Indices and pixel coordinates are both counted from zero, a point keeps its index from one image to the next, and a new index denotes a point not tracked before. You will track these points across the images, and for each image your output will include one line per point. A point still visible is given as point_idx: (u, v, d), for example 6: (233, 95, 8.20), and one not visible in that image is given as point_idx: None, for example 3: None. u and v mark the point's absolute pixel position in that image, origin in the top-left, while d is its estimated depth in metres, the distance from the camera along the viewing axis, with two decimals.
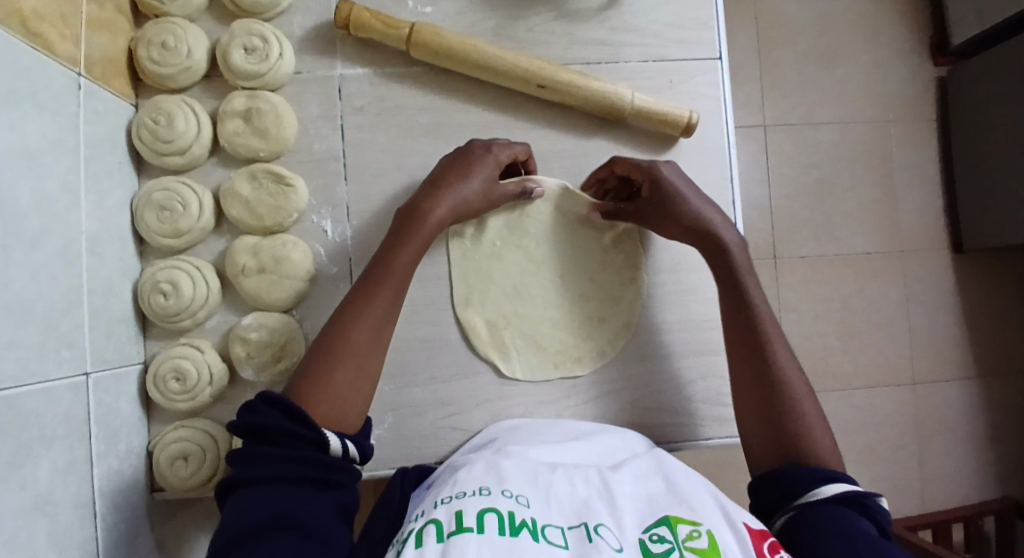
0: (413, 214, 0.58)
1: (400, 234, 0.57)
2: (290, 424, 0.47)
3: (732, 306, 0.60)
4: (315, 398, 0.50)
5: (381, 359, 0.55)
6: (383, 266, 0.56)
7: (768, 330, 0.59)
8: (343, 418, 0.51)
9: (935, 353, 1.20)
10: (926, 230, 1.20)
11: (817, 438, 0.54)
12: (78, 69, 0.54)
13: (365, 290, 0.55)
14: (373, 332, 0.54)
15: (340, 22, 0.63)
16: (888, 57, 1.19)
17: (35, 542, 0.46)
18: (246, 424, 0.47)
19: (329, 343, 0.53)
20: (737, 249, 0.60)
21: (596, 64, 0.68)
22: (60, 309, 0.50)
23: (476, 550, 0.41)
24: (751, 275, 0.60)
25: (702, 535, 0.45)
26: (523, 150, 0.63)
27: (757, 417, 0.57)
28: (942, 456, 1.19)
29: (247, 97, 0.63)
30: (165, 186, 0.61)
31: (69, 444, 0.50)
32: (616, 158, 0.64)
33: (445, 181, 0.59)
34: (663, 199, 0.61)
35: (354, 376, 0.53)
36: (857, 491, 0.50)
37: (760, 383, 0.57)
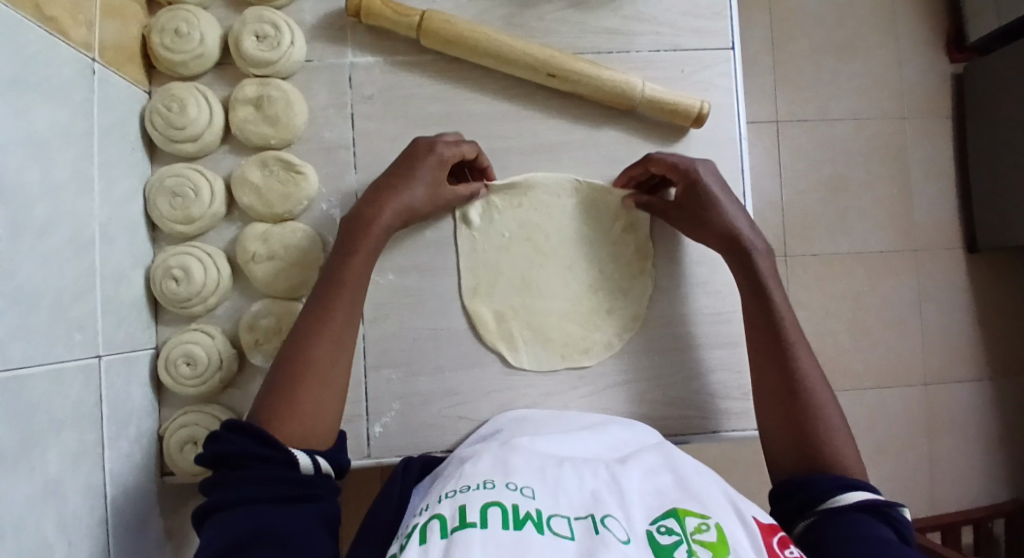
0: (359, 223, 0.58)
1: (349, 244, 0.58)
2: (256, 448, 0.48)
3: (757, 315, 0.60)
4: (282, 421, 0.51)
5: (345, 371, 0.56)
6: (341, 279, 0.57)
7: (792, 337, 0.59)
8: (309, 436, 0.52)
9: (949, 352, 1.18)
10: (941, 228, 1.19)
11: (841, 447, 0.54)
12: (91, 54, 0.55)
13: (323, 302, 0.56)
14: (335, 348, 0.55)
15: (350, 9, 0.63)
16: (905, 50, 1.18)
17: (45, 521, 0.46)
18: (213, 454, 0.48)
19: (290, 364, 0.54)
20: (762, 255, 0.61)
21: (607, 54, 0.67)
22: (71, 292, 0.51)
23: (479, 546, 0.41)
24: (776, 282, 0.60)
25: (710, 528, 0.45)
26: (472, 149, 0.63)
27: (780, 425, 0.57)
28: (954, 457, 1.18)
29: (258, 85, 0.63)
30: (177, 173, 0.62)
31: (80, 427, 0.51)
32: (651, 157, 0.64)
33: (388, 187, 0.59)
34: (699, 203, 0.61)
35: (318, 392, 0.53)
36: (878, 500, 0.49)
37: (784, 390, 0.57)
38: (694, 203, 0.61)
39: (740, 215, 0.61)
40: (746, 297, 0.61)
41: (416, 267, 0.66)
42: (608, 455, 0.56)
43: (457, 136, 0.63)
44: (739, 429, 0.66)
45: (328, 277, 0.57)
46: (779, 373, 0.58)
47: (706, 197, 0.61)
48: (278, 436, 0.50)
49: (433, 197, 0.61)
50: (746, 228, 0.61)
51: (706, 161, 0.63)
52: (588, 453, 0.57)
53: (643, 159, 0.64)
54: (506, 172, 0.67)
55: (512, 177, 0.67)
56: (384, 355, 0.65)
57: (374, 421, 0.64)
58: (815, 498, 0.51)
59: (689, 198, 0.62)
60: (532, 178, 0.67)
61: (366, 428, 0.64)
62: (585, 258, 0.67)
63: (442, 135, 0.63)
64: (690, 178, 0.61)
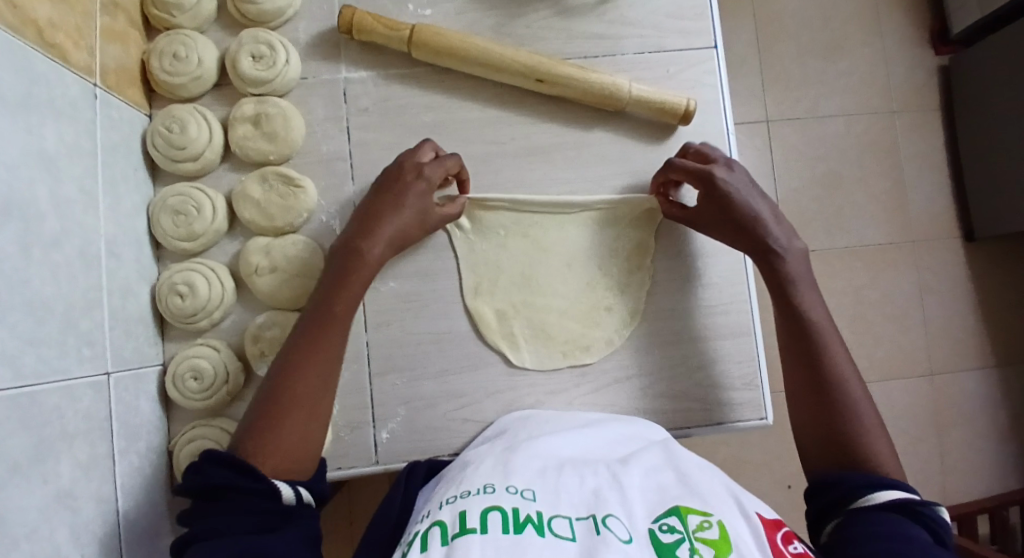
0: (349, 254, 0.59)
1: (338, 278, 0.58)
2: (239, 478, 0.48)
3: (787, 322, 0.60)
4: (266, 452, 0.51)
5: (330, 403, 0.56)
6: (326, 310, 0.57)
7: (824, 333, 0.59)
8: (291, 467, 0.52)
9: (952, 341, 1.18)
10: (935, 218, 1.19)
11: (874, 443, 0.55)
12: (93, 80, 0.56)
13: (312, 332, 0.56)
14: (320, 382, 0.55)
15: (343, 26, 0.65)
16: (889, 45, 1.20)
17: (58, 534, 0.47)
18: (196, 485, 0.48)
19: (274, 396, 0.54)
20: (792, 255, 0.61)
21: (595, 58, 0.69)
22: (79, 308, 0.52)
23: (479, 548, 0.42)
24: (808, 284, 0.61)
25: (712, 526, 0.45)
26: (455, 163, 0.64)
27: (815, 425, 0.57)
28: (964, 448, 1.18)
29: (256, 103, 0.65)
30: (180, 191, 0.63)
31: (90, 440, 0.52)
32: (671, 163, 0.64)
33: (376, 216, 0.60)
34: (720, 206, 0.62)
35: (303, 423, 0.54)
36: (914, 502, 0.49)
37: (814, 390, 0.58)
38: (716, 204, 0.62)
39: (763, 210, 0.62)
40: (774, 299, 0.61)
41: (417, 273, 0.67)
42: (610, 454, 0.57)
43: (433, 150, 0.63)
44: (747, 419, 0.66)
45: (314, 308, 0.58)
46: (806, 373, 0.59)
47: (728, 197, 0.61)
48: (256, 466, 0.50)
49: (417, 222, 0.62)
50: (772, 224, 0.61)
51: (729, 166, 0.63)
52: (591, 451, 0.58)
53: (664, 165, 0.65)
54: (501, 176, 0.68)
55: (502, 194, 0.68)
56: (389, 360, 0.66)
57: (380, 427, 0.65)
58: (848, 496, 0.51)
59: (710, 203, 0.63)
60: (528, 181, 0.68)
61: (374, 434, 0.65)
62: (583, 257, 0.68)
63: (417, 152, 0.63)
64: (710, 181, 0.62)
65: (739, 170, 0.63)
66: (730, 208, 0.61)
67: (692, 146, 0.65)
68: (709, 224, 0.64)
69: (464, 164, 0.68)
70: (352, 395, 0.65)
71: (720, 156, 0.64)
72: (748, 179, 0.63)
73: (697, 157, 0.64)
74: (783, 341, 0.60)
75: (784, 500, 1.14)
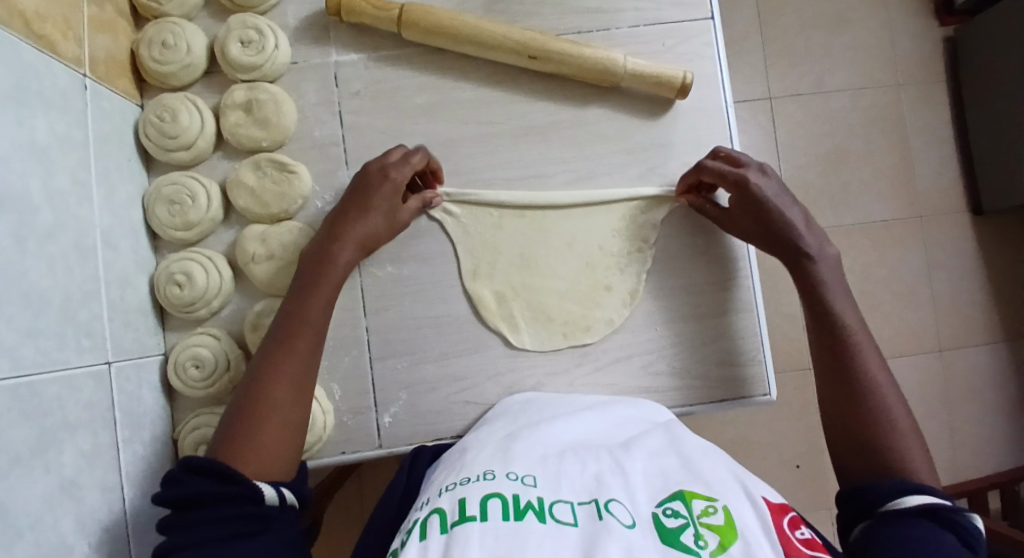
0: (318, 259, 0.60)
1: (309, 282, 0.59)
2: (218, 487, 0.48)
3: (817, 321, 0.60)
4: (244, 458, 0.51)
5: (306, 407, 0.57)
6: (296, 314, 0.58)
7: (859, 341, 0.59)
8: (272, 469, 0.53)
9: (960, 316, 1.17)
10: (943, 191, 1.18)
11: (910, 453, 0.54)
12: (83, 70, 0.56)
13: (283, 337, 0.57)
14: (294, 386, 0.56)
15: (331, 8, 0.65)
16: (892, 15, 1.17)
17: (63, 523, 0.47)
18: (171, 497, 0.48)
19: (247, 405, 0.54)
20: (821, 261, 0.61)
21: (590, 33, 0.68)
22: (77, 300, 0.52)
23: (479, 537, 0.42)
24: (843, 293, 0.61)
25: (718, 511, 0.45)
26: (423, 160, 0.63)
27: (845, 420, 0.57)
28: (974, 424, 1.17)
29: (247, 89, 0.65)
30: (174, 181, 0.63)
31: (93, 430, 0.52)
32: (703, 165, 0.63)
33: (343, 221, 0.61)
34: (754, 211, 0.61)
35: (281, 427, 0.54)
36: (944, 506, 0.49)
37: (849, 397, 0.57)
38: (751, 211, 0.61)
39: (798, 217, 0.61)
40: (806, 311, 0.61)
41: (414, 257, 0.67)
42: (612, 438, 0.57)
43: (403, 151, 0.63)
44: (751, 395, 0.66)
45: (286, 313, 0.58)
46: (846, 379, 0.58)
47: (763, 203, 0.61)
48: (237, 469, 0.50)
49: (387, 221, 0.62)
50: (804, 231, 0.61)
51: (764, 174, 0.62)
52: (594, 435, 0.57)
53: (695, 166, 0.64)
54: (497, 157, 0.67)
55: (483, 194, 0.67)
56: (389, 345, 0.66)
57: (382, 411, 0.65)
58: (878, 500, 0.51)
59: (746, 205, 0.62)
60: (524, 161, 0.67)
61: (376, 419, 0.65)
62: (582, 237, 0.67)
63: (389, 153, 0.62)
64: (745, 186, 0.61)
65: (774, 176, 0.63)
66: (766, 214, 0.61)
67: (722, 149, 0.64)
68: (741, 227, 0.63)
69: (459, 145, 0.67)
70: (352, 381, 0.65)
71: (754, 161, 0.63)
72: (783, 184, 0.63)
73: (728, 160, 0.64)
74: (818, 348, 0.60)
75: (793, 480, 1.14)
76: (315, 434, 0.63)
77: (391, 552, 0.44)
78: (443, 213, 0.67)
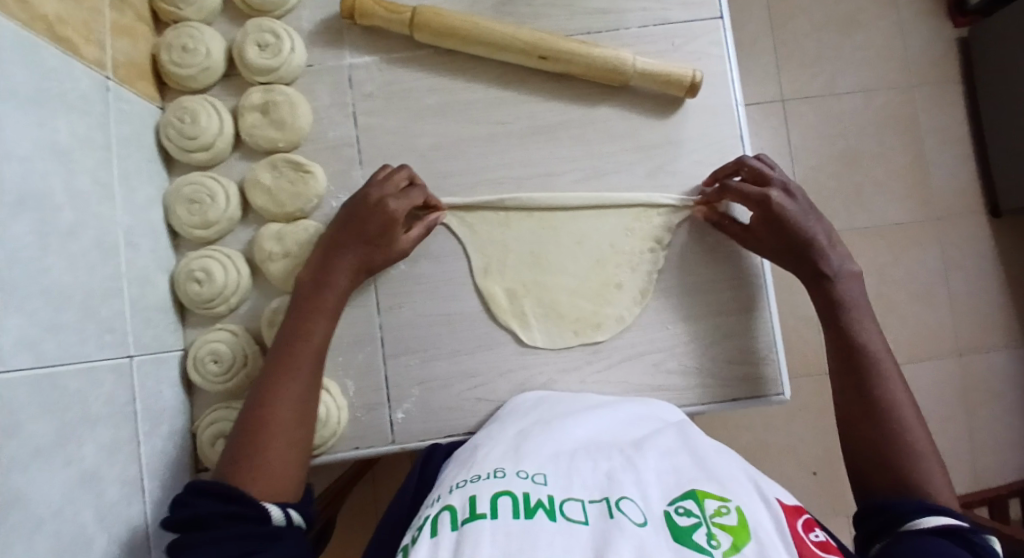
0: (319, 282, 0.61)
1: (311, 304, 0.60)
2: (227, 506, 0.49)
3: (835, 334, 0.61)
4: (251, 479, 0.52)
5: (311, 427, 0.57)
6: (298, 335, 0.59)
7: (878, 356, 0.59)
8: (281, 489, 0.53)
9: (979, 318, 1.16)
10: (958, 191, 1.17)
11: (927, 469, 0.54)
12: (104, 72, 0.58)
13: (286, 358, 0.58)
14: (298, 407, 0.56)
15: (345, 12, 0.66)
16: (904, 15, 1.17)
17: (83, 514, 0.48)
18: (180, 518, 0.48)
19: (253, 425, 0.55)
20: (845, 277, 0.61)
21: (599, 33, 0.69)
22: (98, 296, 0.53)
23: (490, 535, 0.42)
24: (862, 308, 0.61)
25: (730, 511, 0.45)
26: (421, 195, 0.64)
27: (862, 435, 0.57)
28: (995, 429, 1.15)
29: (263, 92, 0.66)
30: (193, 181, 0.65)
31: (113, 424, 0.53)
32: (727, 184, 0.63)
33: (342, 243, 0.61)
34: (778, 229, 0.61)
35: (288, 448, 0.55)
36: (963, 527, 0.48)
37: (867, 412, 0.57)
38: (776, 230, 0.62)
39: (821, 235, 0.61)
40: (823, 321, 0.62)
41: (426, 255, 0.67)
42: (624, 435, 0.57)
43: (403, 176, 0.63)
44: (764, 393, 0.65)
45: (286, 333, 0.59)
46: (863, 394, 0.58)
47: (789, 224, 0.61)
48: (246, 490, 0.51)
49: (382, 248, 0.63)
50: (829, 251, 0.61)
51: (788, 192, 0.63)
52: (607, 431, 0.57)
53: (719, 186, 0.64)
54: (508, 157, 0.68)
55: (492, 194, 0.68)
56: (402, 343, 0.66)
57: (395, 407, 0.66)
58: (899, 516, 0.50)
59: (769, 224, 0.62)
60: (535, 161, 0.68)
61: (389, 415, 0.66)
62: (593, 236, 0.68)
63: (390, 178, 0.63)
64: (769, 205, 0.61)
65: (799, 194, 0.63)
66: (791, 234, 0.61)
67: (747, 163, 0.64)
68: (764, 246, 0.63)
69: (471, 145, 0.68)
70: (366, 378, 0.66)
71: (779, 179, 0.63)
72: (806, 202, 0.63)
73: (753, 177, 0.64)
74: (835, 364, 0.60)
75: (810, 485, 1.13)
76: (329, 428, 0.63)
77: (402, 548, 0.45)
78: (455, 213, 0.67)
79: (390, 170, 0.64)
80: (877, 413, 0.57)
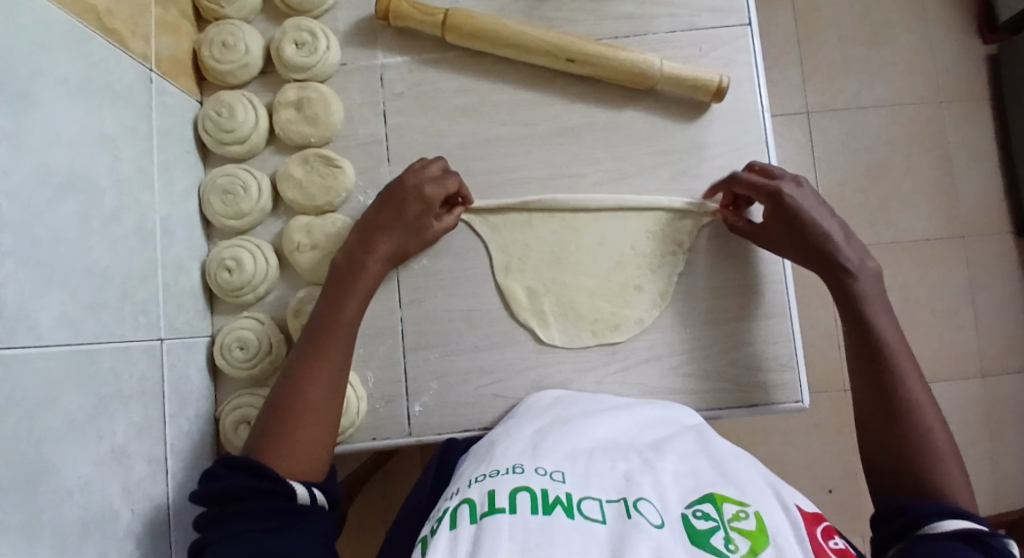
0: (351, 269, 0.62)
1: (343, 290, 0.61)
2: (257, 481, 0.50)
3: (855, 335, 0.60)
4: (279, 457, 0.53)
5: (339, 411, 0.58)
6: (330, 320, 0.60)
7: (900, 358, 0.58)
8: (306, 469, 0.54)
9: (1004, 338, 1.14)
10: (985, 208, 1.15)
11: (948, 473, 0.53)
12: (148, 65, 0.60)
13: (317, 343, 0.59)
14: (327, 390, 0.57)
15: (380, 13, 0.68)
16: (932, 29, 1.17)
17: (112, 488, 0.50)
18: (211, 492, 0.50)
19: (283, 406, 0.56)
20: (863, 275, 0.60)
21: (627, 38, 0.70)
22: (134, 278, 0.55)
23: (508, 530, 0.43)
24: (881, 308, 0.60)
25: (749, 516, 0.45)
26: (456, 182, 0.65)
27: (882, 437, 0.56)
28: (1019, 453, 1.12)
29: (298, 88, 0.68)
30: (228, 172, 0.67)
31: (143, 402, 0.55)
32: (736, 176, 0.64)
33: (376, 229, 0.63)
34: (788, 222, 0.62)
35: (316, 429, 0.56)
36: (981, 530, 0.47)
37: (888, 413, 0.57)
38: (786, 222, 0.62)
39: (835, 230, 0.61)
40: (844, 319, 0.61)
41: (449, 252, 0.69)
42: (642, 437, 0.57)
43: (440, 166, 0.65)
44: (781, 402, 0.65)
45: (319, 318, 0.60)
46: (884, 396, 0.57)
47: (798, 214, 0.61)
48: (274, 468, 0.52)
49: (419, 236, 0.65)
50: (843, 244, 0.61)
51: (798, 185, 0.63)
52: (625, 431, 0.58)
53: (727, 178, 0.65)
54: (533, 158, 0.69)
55: (515, 193, 0.69)
56: (422, 337, 0.68)
57: (413, 400, 0.67)
58: (918, 520, 0.50)
59: (779, 217, 0.62)
60: (559, 162, 0.69)
61: (407, 407, 0.67)
62: (614, 238, 0.68)
63: (426, 169, 0.64)
64: (779, 198, 0.62)
65: (810, 189, 0.63)
66: (801, 225, 0.61)
67: (756, 164, 0.65)
68: (778, 241, 0.64)
69: (497, 145, 0.70)
70: (386, 370, 0.67)
71: (788, 174, 0.63)
72: (818, 197, 0.63)
73: (762, 174, 0.64)
74: (855, 362, 0.60)
75: (827, 502, 1.11)
76: (349, 418, 0.65)
77: (421, 538, 0.46)
78: (478, 212, 0.69)
79: (427, 161, 0.65)
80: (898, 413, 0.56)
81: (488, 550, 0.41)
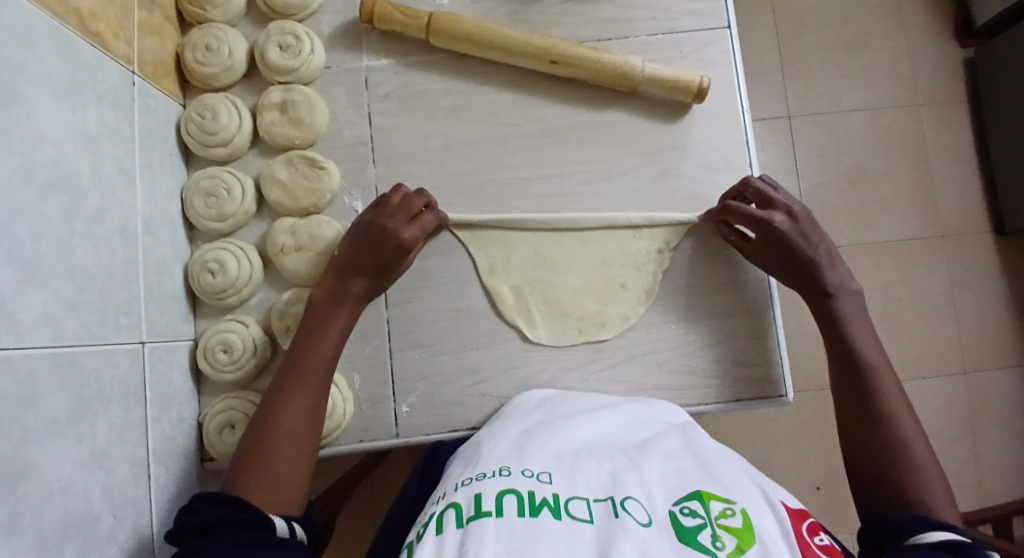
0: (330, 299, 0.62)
1: (322, 321, 0.61)
2: (235, 513, 0.49)
3: (836, 354, 0.61)
4: (255, 491, 0.52)
5: (317, 442, 0.58)
6: (308, 350, 0.59)
7: (880, 374, 0.59)
8: (284, 501, 0.53)
9: (985, 337, 1.15)
10: (964, 208, 1.17)
11: (929, 485, 0.53)
12: (131, 68, 0.60)
13: (294, 374, 0.58)
14: (303, 421, 0.57)
15: (364, 16, 0.69)
16: (910, 34, 1.19)
17: (92, 493, 0.49)
18: (187, 524, 0.48)
19: (260, 439, 0.55)
20: (843, 292, 0.62)
21: (609, 40, 0.71)
22: (117, 280, 0.55)
23: (493, 533, 0.42)
24: (862, 324, 0.62)
25: (735, 514, 0.45)
26: (433, 220, 0.66)
27: (864, 450, 0.57)
28: (1001, 450, 1.14)
29: (283, 91, 0.68)
30: (212, 175, 0.67)
31: (125, 405, 0.54)
32: (730, 207, 0.64)
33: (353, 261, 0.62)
34: (779, 252, 0.63)
35: (293, 461, 0.55)
36: (963, 541, 0.47)
37: (870, 431, 0.57)
38: (778, 253, 0.63)
39: (822, 254, 0.62)
40: (823, 336, 0.63)
41: (435, 252, 0.69)
42: (625, 439, 0.57)
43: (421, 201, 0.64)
44: (764, 397, 0.66)
45: (297, 348, 0.60)
46: (864, 411, 0.58)
47: (791, 247, 0.62)
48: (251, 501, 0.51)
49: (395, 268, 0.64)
50: (827, 269, 0.62)
51: (790, 213, 0.63)
52: (609, 433, 0.58)
53: (722, 207, 0.65)
54: (517, 158, 0.70)
55: (501, 193, 0.70)
56: (408, 337, 0.68)
57: (400, 401, 0.67)
58: (902, 532, 0.50)
59: (772, 247, 0.63)
60: (544, 163, 0.70)
61: (394, 408, 0.67)
62: (598, 237, 0.69)
63: (406, 204, 0.64)
64: (775, 232, 0.62)
65: (802, 215, 0.63)
66: (792, 257, 0.62)
67: (752, 184, 0.64)
68: (767, 265, 0.64)
69: (482, 146, 0.70)
70: (372, 371, 0.67)
71: (783, 202, 0.63)
72: (810, 222, 0.64)
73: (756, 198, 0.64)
74: (838, 381, 0.61)
75: (813, 501, 1.12)
76: (335, 420, 0.64)
77: (407, 544, 0.45)
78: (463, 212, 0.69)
79: (405, 194, 0.65)
80: (881, 431, 0.57)
81: (475, 553, 0.41)
